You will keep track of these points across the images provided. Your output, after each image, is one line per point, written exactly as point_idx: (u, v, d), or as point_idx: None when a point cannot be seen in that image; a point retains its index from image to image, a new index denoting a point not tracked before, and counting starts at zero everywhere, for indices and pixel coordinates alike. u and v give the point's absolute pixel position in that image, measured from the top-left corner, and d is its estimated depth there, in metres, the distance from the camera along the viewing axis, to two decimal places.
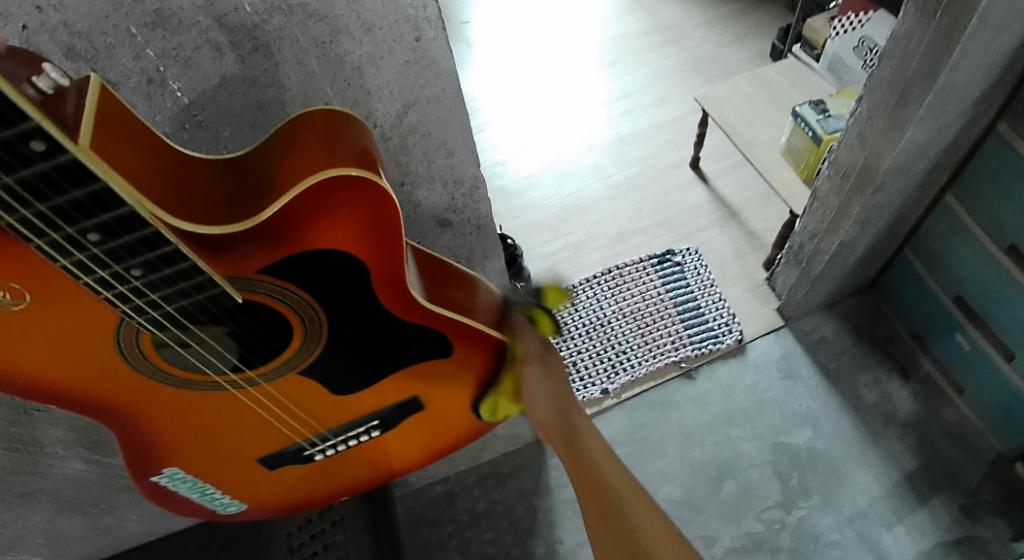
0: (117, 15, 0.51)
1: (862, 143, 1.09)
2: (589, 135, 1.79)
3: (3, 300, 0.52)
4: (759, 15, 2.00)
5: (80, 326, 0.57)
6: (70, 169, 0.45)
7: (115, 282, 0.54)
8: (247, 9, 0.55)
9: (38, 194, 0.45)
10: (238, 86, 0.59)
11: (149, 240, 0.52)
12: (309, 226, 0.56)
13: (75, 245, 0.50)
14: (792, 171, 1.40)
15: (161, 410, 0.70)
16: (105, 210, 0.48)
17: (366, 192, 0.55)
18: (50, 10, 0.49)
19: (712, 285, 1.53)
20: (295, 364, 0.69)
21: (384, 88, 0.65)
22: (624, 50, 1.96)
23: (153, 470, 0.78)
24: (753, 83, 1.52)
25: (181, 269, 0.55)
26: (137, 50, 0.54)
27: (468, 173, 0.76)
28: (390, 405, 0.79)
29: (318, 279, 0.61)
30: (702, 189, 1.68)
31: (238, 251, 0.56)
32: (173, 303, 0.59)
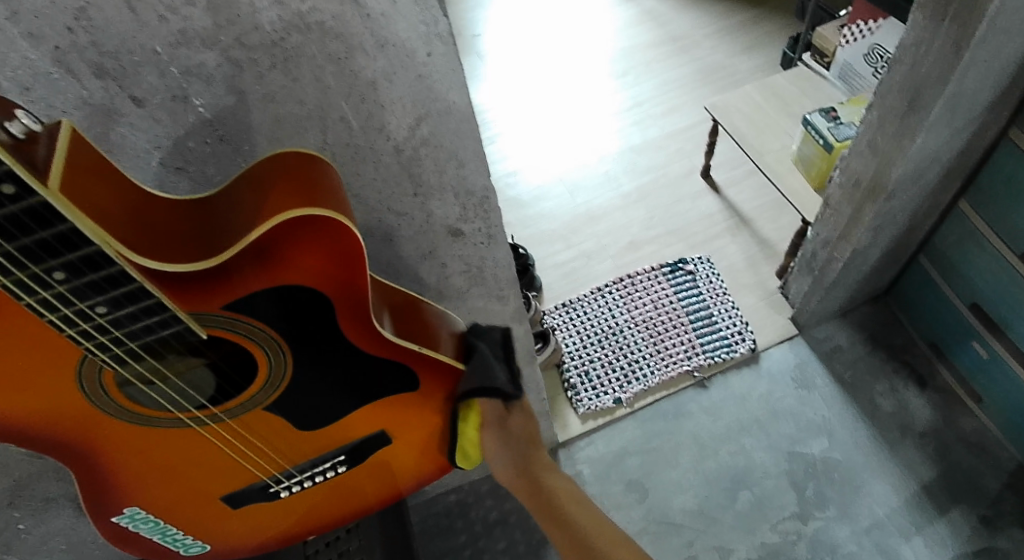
0: (143, 35, 0.53)
1: (873, 151, 1.10)
2: (600, 145, 1.81)
3: None
4: (768, 24, 2.01)
5: (40, 362, 0.56)
6: (38, 211, 0.45)
7: (78, 319, 0.54)
8: (268, 28, 0.56)
9: (5, 235, 0.46)
10: (257, 102, 0.61)
11: (115, 277, 0.52)
12: (276, 263, 0.55)
13: (41, 283, 0.50)
14: (804, 178, 1.40)
15: (122, 448, 0.67)
16: (72, 249, 0.49)
17: (335, 231, 0.55)
18: (81, 31, 0.52)
19: (725, 294, 1.53)
20: (260, 400, 0.67)
21: (397, 102, 0.66)
22: (634, 61, 1.98)
23: (113, 510, 0.75)
24: (763, 92, 1.53)
25: (146, 305, 0.55)
26: (162, 68, 0.56)
27: (479, 184, 0.76)
28: (357, 438, 0.76)
29: (288, 313, 0.59)
30: (713, 197, 1.69)
31: (207, 287, 0.55)
32: (137, 339, 0.58)
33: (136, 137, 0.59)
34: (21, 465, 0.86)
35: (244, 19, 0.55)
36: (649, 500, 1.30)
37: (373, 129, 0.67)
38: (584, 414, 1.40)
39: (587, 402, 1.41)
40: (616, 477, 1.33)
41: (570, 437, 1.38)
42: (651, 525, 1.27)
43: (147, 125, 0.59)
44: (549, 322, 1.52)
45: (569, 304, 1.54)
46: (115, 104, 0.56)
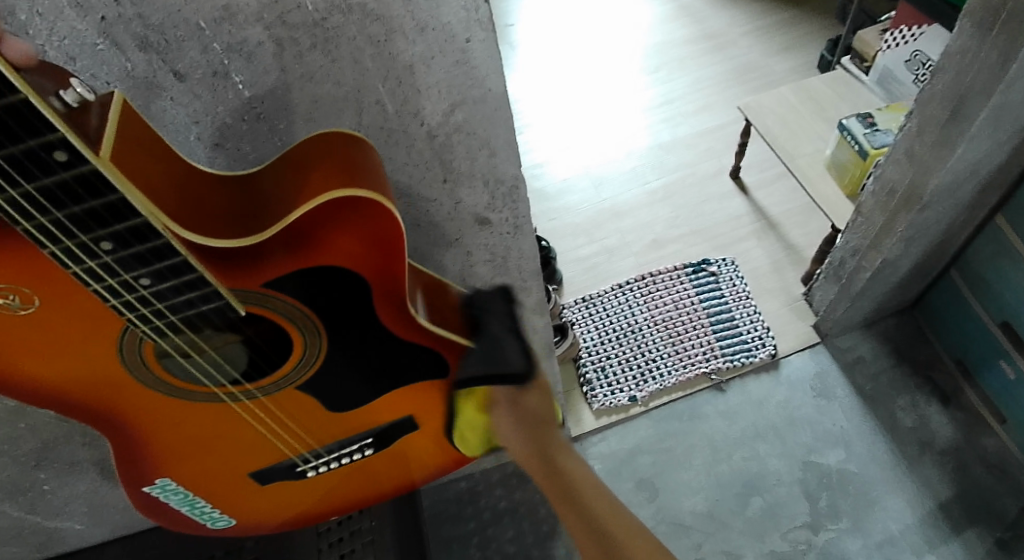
0: (188, 10, 0.54)
1: (909, 160, 1.07)
2: (628, 140, 1.79)
3: (11, 304, 0.52)
4: (807, 25, 1.98)
5: (84, 332, 0.57)
6: (88, 178, 0.46)
7: (123, 291, 0.55)
8: (309, 8, 0.56)
9: (56, 202, 0.47)
10: (296, 80, 0.61)
11: (160, 250, 0.52)
12: (317, 244, 0.55)
13: (87, 253, 0.51)
14: (836, 185, 1.37)
15: (157, 420, 0.68)
16: (120, 220, 0.49)
17: (377, 214, 0.54)
18: (127, 3, 0.52)
19: (748, 297, 1.51)
20: (293, 379, 0.68)
21: (433, 87, 0.65)
22: (668, 56, 1.96)
23: (145, 479, 0.76)
24: (799, 94, 1.50)
25: (188, 280, 0.55)
26: (204, 44, 0.56)
27: (509, 173, 0.76)
28: (385, 423, 0.76)
29: (325, 297, 0.60)
30: (742, 199, 1.66)
31: (249, 265, 0.55)
32: (178, 314, 0.59)
33: (177, 111, 0.59)
34: (47, 428, 0.88)
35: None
36: (660, 500, 1.30)
37: (406, 114, 0.66)
38: (599, 409, 1.40)
39: (602, 398, 1.40)
40: (627, 474, 1.33)
41: (583, 432, 1.38)
42: (660, 525, 1.27)
43: (187, 100, 0.59)
44: (567, 316, 1.52)
45: (588, 300, 1.54)
46: (157, 77, 0.57)
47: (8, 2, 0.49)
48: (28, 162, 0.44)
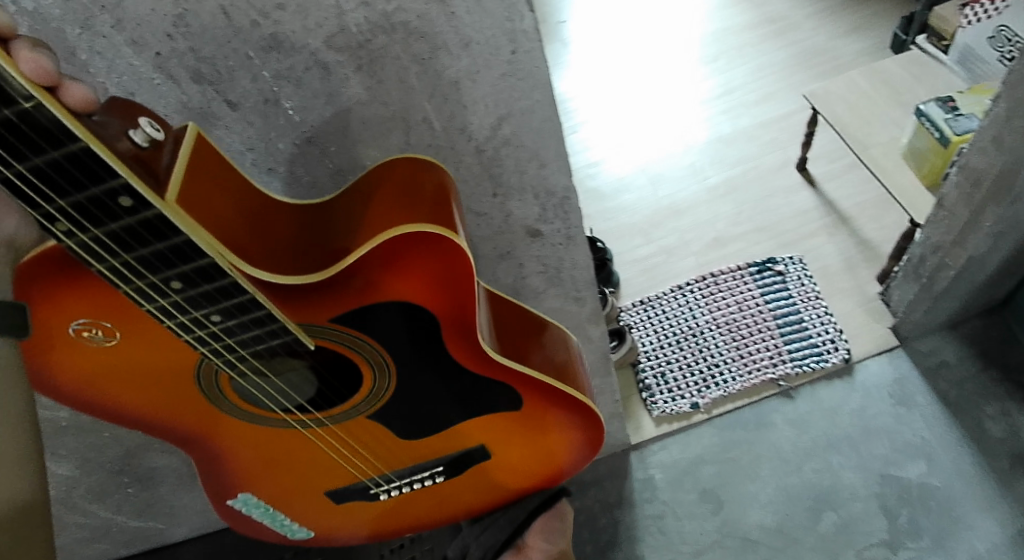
0: (236, 40, 0.53)
1: (998, 147, 0.97)
2: (686, 134, 1.73)
3: (96, 336, 0.53)
4: (878, 2, 1.86)
5: (162, 363, 0.57)
6: (154, 223, 0.45)
7: (194, 326, 0.54)
8: (354, 30, 0.55)
9: (125, 246, 0.46)
10: (344, 102, 0.60)
11: (226, 289, 0.51)
12: (386, 278, 0.54)
13: (158, 292, 0.50)
14: (914, 175, 1.28)
15: (235, 442, 0.69)
16: (186, 260, 0.48)
17: (446, 248, 0.53)
18: (180, 37, 0.52)
19: (818, 298, 1.44)
20: (364, 409, 0.67)
21: (479, 102, 0.63)
22: (726, 45, 1.88)
23: (228, 494, 0.77)
24: (871, 79, 1.41)
25: (256, 317, 0.54)
26: (254, 73, 0.55)
27: (560, 184, 0.73)
28: (457, 451, 0.74)
29: (392, 330, 0.59)
30: (809, 192, 1.58)
31: (316, 300, 0.55)
32: (248, 347, 0.57)
33: (231, 139, 0.60)
34: (126, 438, 0.91)
35: (332, 21, 0.54)
36: (724, 512, 1.24)
37: (454, 130, 0.65)
38: (658, 416, 1.35)
39: (662, 405, 1.36)
40: (690, 485, 1.28)
41: (643, 440, 1.33)
42: (725, 539, 1.22)
43: (241, 128, 0.59)
44: (625, 319, 1.48)
45: (646, 302, 1.49)
46: (212, 107, 0.57)
47: (71, 43, 0.50)
48: (96, 208, 0.43)
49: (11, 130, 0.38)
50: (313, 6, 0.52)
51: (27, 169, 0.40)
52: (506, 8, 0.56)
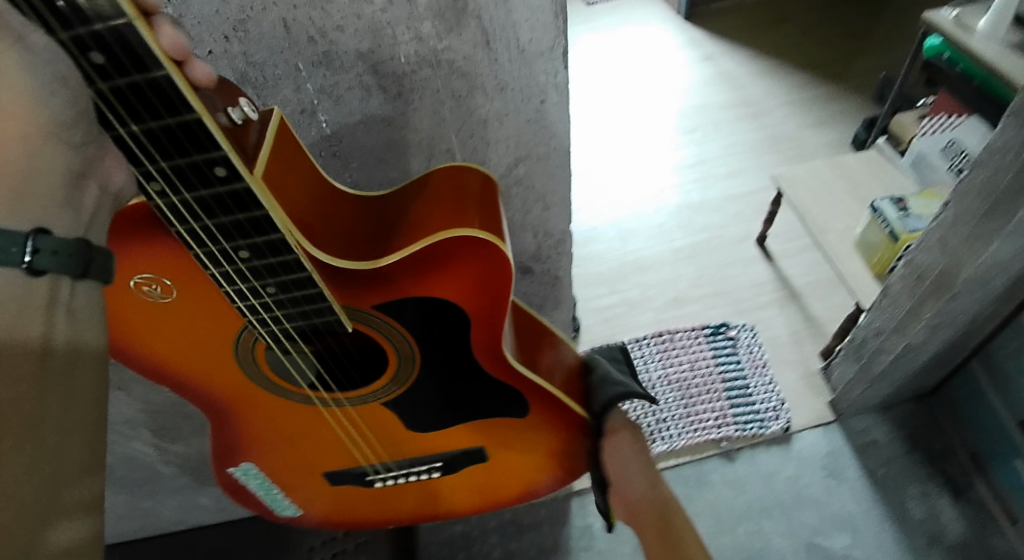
0: (290, 51, 0.56)
1: (942, 249, 1.03)
2: (658, 197, 1.81)
3: (154, 291, 0.58)
4: (844, 101, 2.00)
5: (210, 328, 0.62)
6: (241, 196, 0.51)
7: (249, 295, 0.59)
8: (402, 60, 0.59)
9: (208, 211, 0.51)
10: (376, 124, 0.63)
11: (289, 264, 0.57)
12: (432, 274, 0.60)
13: (225, 257, 0.55)
14: (863, 264, 1.36)
15: (254, 412, 0.73)
16: (260, 233, 0.54)
17: (491, 254, 0.59)
18: (236, 41, 0.54)
19: (765, 367, 1.50)
20: (381, 396, 0.72)
21: (502, 141, 0.69)
22: (703, 119, 1.99)
23: (231, 461, 0.81)
24: (834, 170, 1.52)
25: (309, 294, 0.60)
26: (299, 83, 0.58)
27: (558, 228, 0.79)
28: (455, 450, 0.79)
29: (425, 325, 0.64)
30: (766, 266, 1.67)
31: (363, 288, 0.60)
32: (292, 322, 0.63)
33: None
34: None
35: (384, 49, 0.57)
36: None
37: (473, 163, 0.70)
38: None
39: None
40: None
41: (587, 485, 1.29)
42: None
43: None
44: None
45: None
46: None
47: None
48: (191, 174, 0.49)
49: (136, 93, 0.43)
50: (368, 30, 0.56)
51: (142, 129, 0.45)
52: (543, 63, 0.62)
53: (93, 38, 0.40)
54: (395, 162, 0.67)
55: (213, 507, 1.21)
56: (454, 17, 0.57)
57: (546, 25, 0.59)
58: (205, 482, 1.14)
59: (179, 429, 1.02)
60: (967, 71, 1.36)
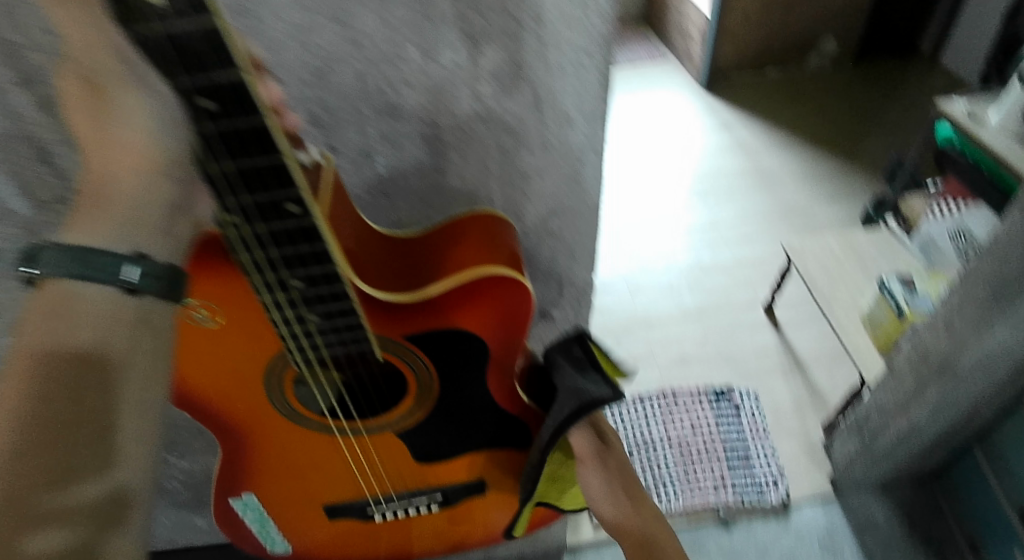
0: (358, 100, 0.65)
1: (947, 330, 1.05)
2: (669, 256, 1.86)
3: (199, 315, 0.60)
4: (856, 177, 2.06)
5: (247, 352, 0.65)
6: (309, 229, 0.58)
7: (293, 320, 0.64)
8: (459, 115, 0.68)
9: (275, 242, 0.58)
10: (427, 169, 0.72)
11: (338, 293, 0.63)
12: (462, 309, 0.64)
13: (280, 285, 0.61)
14: (870, 339, 1.39)
15: (269, 440, 0.75)
16: (318, 264, 0.61)
17: (517, 292, 0.64)
18: (311, 87, 0.63)
19: (766, 436, 1.51)
20: (398, 423, 0.75)
21: (540, 196, 0.77)
22: (717, 185, 2.06)
23: (234, 491, 0.81)
24: (843, 245, 1.56)
25: (350, 321, 0.65)
26: (361, 127, 0.67)
27: (582, 278, 0.85)
28: (459, 482, 0.83)
29: (448, 357, 0.68)
30: (773, 333, 1.69)
31: (399, 318, 0.65)
32: (329, 347, 0.68)
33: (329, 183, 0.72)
34: None
35: (444, 106, 0.67)
36: None
37: (511, 213, 0.77)
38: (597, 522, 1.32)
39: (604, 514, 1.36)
40: None
41: (578, 542, 1.31)
42: None
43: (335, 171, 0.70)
44: None
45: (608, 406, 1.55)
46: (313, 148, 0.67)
47: None
48: (268, 209, 0.56)
49: (237, 136, 0.52)
50: (431, 88, 0.65)
51: (234, 165, 0.53)
52: (582, 134, 0.72)
53: (208, 89, 0.49)
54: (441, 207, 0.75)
55: (209, 531, 1.21)
56: (511, 81, 0.66)
57: (592, 96, 0.68)
58: (205, 503, 1.15)
59: (190, 444, 1.05)
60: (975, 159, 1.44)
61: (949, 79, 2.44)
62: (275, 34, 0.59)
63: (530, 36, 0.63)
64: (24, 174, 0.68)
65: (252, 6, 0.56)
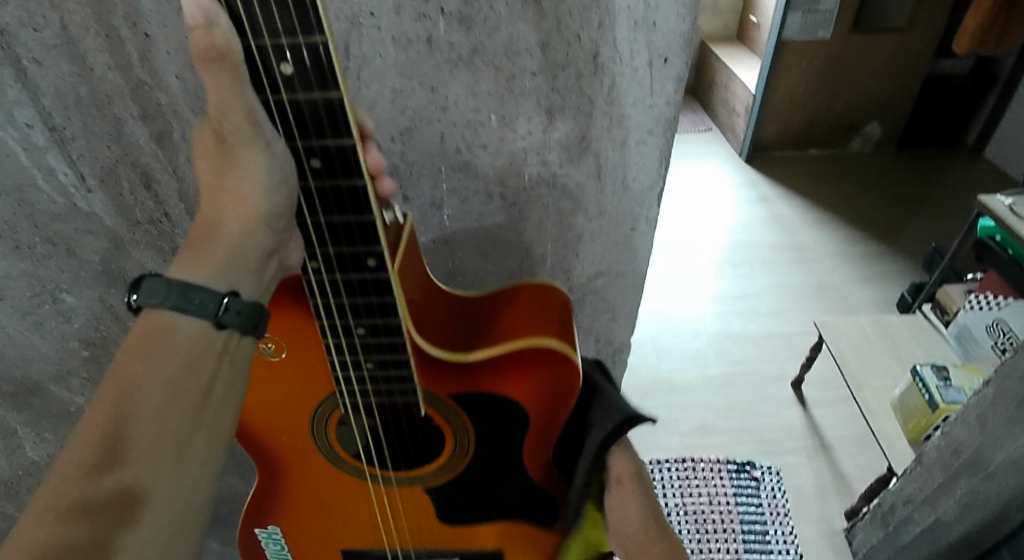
0: (438, 158, 0.73)
1: (980, 426, 1.04)
2: (698, 321, 1.89)
3: (267, 349, 0.66)
4: (893, 262, 2.05)
5: (299, 387, 0.69)
6: (382, 283, 0.63)
7: (350, 366, 0.68)
8: (526, 178, 0.75)
9: (349, 290, 0.64)
10: (488, 223, 0.78)
11: (396, 345, 0.67)
12: (506, 376, 0.67)
13: (346, 331, 0.66)
14: (900, 426, 1.37)
15: (303, 476, 0.76)
16: (383, 316, 0.65)
17: (563, 365, 0.65)
18: (398, 143, 0.71)
19: (786, 516, 1.45)
20: (428, 479, 0.75)
21: (589, 258, 0.82)
22: (750, 257, 2.09)
23: (261, 520, 0.82)
24: (875, 327, 1.58)
25: (401, 375, 0.69)
26: (436, 182, 0.75)
27: (619, 337, 0.90)
28: (479, 549, 0.80)
29: (489, 424, 0.70)
30: (799, 411, 1.67)
31: (447, 376, 0.68)
32: (377, 397, 0.71)
33: None
34: None
35: (514, 168, 0.74)
36: None
37: (560, 271, 0.83)
38: None
39: None
40: None
41: None
42: None
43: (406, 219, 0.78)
44: None
45: None
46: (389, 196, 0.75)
47: None
48: (350, 260, 0.61)
49: (336, 193, 0.57)
50: (506, 152, 0.72)
51: (325, 221, 0.59)
52: (642, 202, 0.77)
53: (320, 149, 0.55)
54: (497, 259, 0.82)
55: (224, 552, 1.23)
56: (577, 152, 0.72)
57: (650, 170, 0.74)
58: (226, 522, 1.17)
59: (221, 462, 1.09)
60: (1016, 254, 1.42)
61: (994, 172, 2.44)
62: (376, 95, 0.67)
63: (601, 114, 0.69)
64: (126, 198, 0.77)
65: (359, 72, 0.65)
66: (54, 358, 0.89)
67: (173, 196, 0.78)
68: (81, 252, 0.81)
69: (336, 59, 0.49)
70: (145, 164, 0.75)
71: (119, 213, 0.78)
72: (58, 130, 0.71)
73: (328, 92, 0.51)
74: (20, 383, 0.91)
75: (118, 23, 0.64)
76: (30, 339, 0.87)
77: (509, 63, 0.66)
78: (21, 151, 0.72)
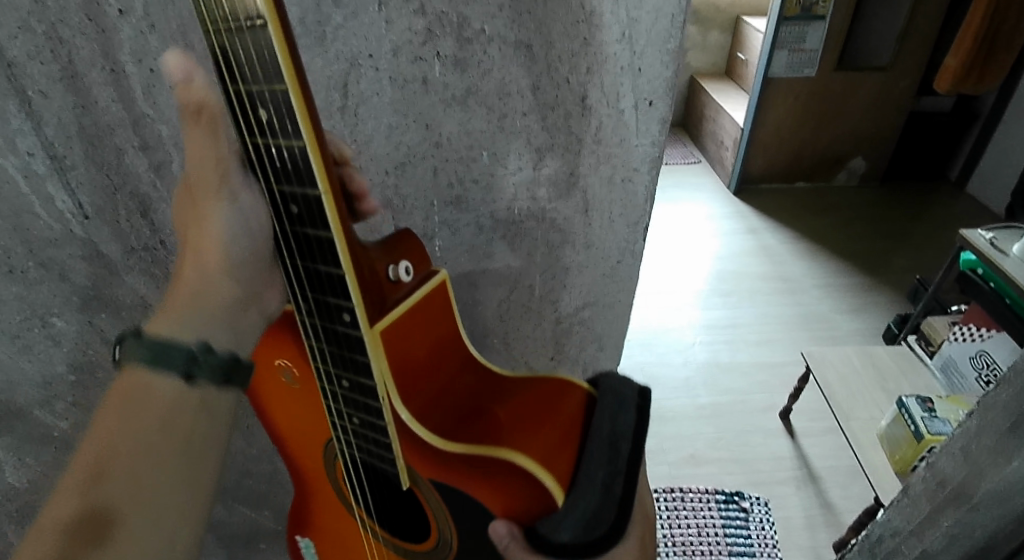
0: (431, 191, 0.75)
1: (966, 458, 0.96)
2: (687, 351, 1.91)
3: (288, 376, 0.67)
4: (879, 293, 2.07)
5: (315, 418, 0.70)
6: (356, 340, 0.59)
7: (338, 416, 0.66)
8: (515, 212, 0.77)
9: (328, 338, 0.61)
10: (478, 254, 0.80)
11: (371, 406, 0.62)
12: (483, 478, 0.60)
13: (332, 379, 0.64)
14: (887, 457, 1.38)
15: (326, 500, 0.78)
16: (358, 373, 0.61)
17: (536, 496, 0.58)
18: (392, 176, 0.73)
19: (774, 547, 1.44)
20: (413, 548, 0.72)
21: (577, 288, 0.83)
22: (739, 287, 2.12)
23: (298, 529, 0.85)
24: (863, 359, 1.59)
25: (377, 438, 0.64)
26: (428, 215, 0.76)
27: (606, 367, 0.92)
28: None
29: (463, 517, 0.63)
30: (787, 440, 1.67)
31: (427, 458, 0.62)
32: (363, 455, 0.68)
33: None
34: None
35: (502, 201, 0.76)
36: None
37: (548, 300, 0.84)
38: None
39: None
40: None
41: None
42: None
43: None
44: None
45: None
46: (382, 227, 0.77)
47: None
48: (326, 310, 0.58)
49: (308, 240, 0.54)
50: (496, 187, 0.75)
51: (302, 266, 0.57)
52: (627, 235, 0.79)
53: (293, 195, 0.52)
54: (489, 290, 0.83)
55: None
56: (566, 188, 0.74)
57: (636, 206, 0.76)
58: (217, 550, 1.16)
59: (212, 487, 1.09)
60: (996, 286, 1.47)
61: (976, 206, 2.48)
62: (372, 131, 0.70)
63: (589, 152, 0.71)
64: (121, 225, 0.79)
65: (355, 110, 0.68)
66: (41, 383, 0.90)
67: (169, 224, 0.79)
68: (73, 277, 0.81)
69: (299, 107, 0.46)
70: (143, 192, 0.76)
71: (115, 240, 0.79)
72: (59, 158, 0.72)
73: (291, 139, 0.49)
74: (3, 407, 0.91)
75: (123, 58, 0.67)
76: (18, 362, 0.87)
77: (501, 103, 0.68)
78: (21, 179, 0.73)
